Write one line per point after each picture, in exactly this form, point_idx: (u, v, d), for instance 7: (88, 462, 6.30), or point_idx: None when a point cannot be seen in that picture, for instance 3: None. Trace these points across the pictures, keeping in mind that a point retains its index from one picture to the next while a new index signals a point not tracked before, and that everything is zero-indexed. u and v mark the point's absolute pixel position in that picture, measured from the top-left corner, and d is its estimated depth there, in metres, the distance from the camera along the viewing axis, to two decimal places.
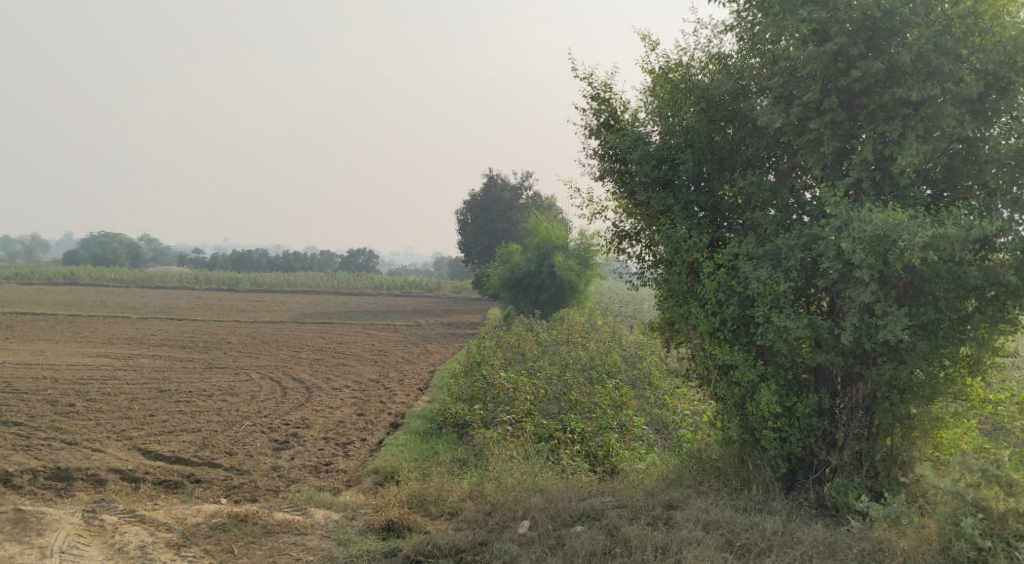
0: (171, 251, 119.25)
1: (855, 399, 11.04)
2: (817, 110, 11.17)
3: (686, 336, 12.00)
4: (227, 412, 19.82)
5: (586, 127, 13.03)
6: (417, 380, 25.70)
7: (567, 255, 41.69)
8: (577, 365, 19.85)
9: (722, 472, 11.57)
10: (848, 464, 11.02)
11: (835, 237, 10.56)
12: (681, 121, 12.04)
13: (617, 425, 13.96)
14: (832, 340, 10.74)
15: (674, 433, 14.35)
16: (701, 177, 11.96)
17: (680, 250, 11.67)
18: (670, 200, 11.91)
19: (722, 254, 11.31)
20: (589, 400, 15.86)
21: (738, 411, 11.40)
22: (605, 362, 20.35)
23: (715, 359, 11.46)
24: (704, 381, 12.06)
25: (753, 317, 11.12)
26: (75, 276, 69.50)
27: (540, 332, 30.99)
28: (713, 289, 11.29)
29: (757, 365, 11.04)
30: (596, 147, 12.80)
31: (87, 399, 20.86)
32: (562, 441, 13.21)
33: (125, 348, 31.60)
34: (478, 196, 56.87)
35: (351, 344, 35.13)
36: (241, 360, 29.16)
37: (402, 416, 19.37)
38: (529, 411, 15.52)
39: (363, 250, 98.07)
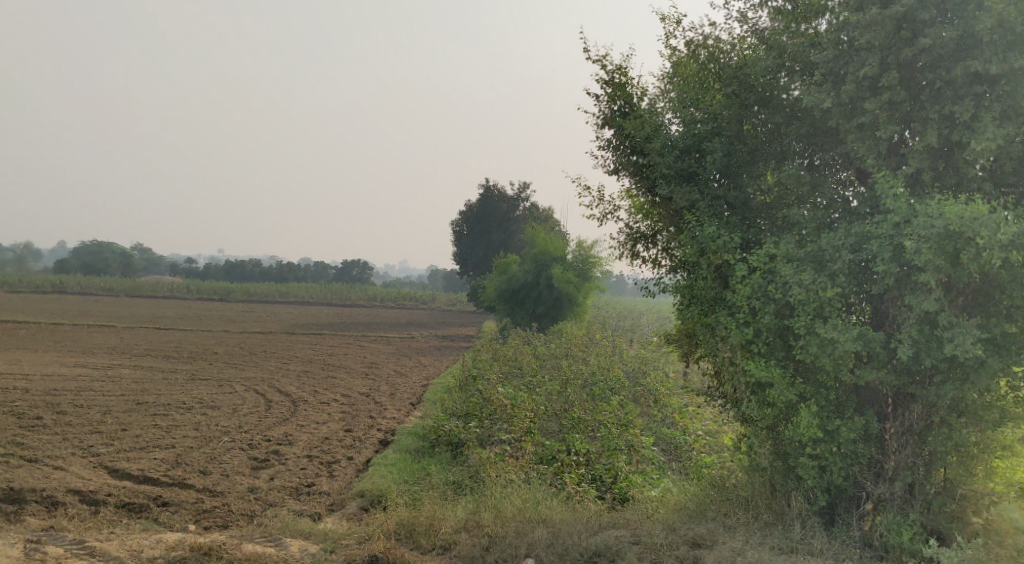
0: (165, 261, 117.96)
1: (907, 423, 9.92)
2: (874, 87, 10.10)
3: (711, 347, 11.01)
4: (206, 428, 18.64)
5: (600, 116, 12.19)
6: (410, 394, 24.49)
7: (565, 267, 40.63)
8: (580, 381, 18.69)
9: (751, 504, 10.50)
10: (899, 498, 9.91)
11: (893, 235, 9.65)
12: (707, 107, 11.16)
13: (624, 445, 12.80)
14: (885, 354, 9.77)
15: (686, 457, 13.19)
16: (729, 169, 11.00)
17: (708, 251, 10.68)
18: (696, 195, 11.02)
19: (757, 256, 10.31)
20: (592, 418, 14.66)
21: (771, 435, 10.42)
22: (610, 378, 19.18)
23: (747, 376, 10.44)
24: (730, 398, 11.05)
25: (791, 328, 10.15)
26: (63, 284, 68.24)
27: (538, 345, 29.86)
28: (746, 296, 10.32)
29: (795, 384, 10.05)
30: (611, 138, 11.96)
31: (56, 412, 19.71)
32: (566, 463, 12.03)
33: (106, 357, 30.37)
34: (474, 207, 55.88)
35: (342, 355, 33.96)
36: (226, 372, 27.99)
37: (393, 433, 18.18)
38: (528, 428, 14.36)
39: (357, 261, 96.90)
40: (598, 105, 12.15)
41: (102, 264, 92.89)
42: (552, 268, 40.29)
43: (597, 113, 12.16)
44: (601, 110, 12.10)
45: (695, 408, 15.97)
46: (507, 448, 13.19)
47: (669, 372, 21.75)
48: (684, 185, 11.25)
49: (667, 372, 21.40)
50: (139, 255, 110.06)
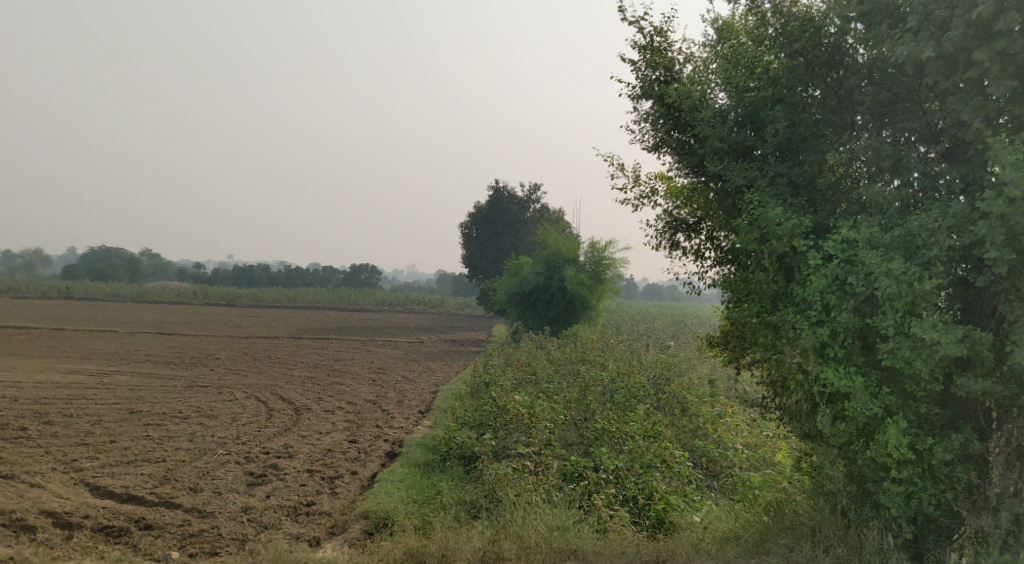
0: (175, 266, 117.10)
1: (1011, 445, 9.13)
2: (983, 33, 9.24)
3: (772, 345, 10.59)
4: (200, 439, 17.43)
5: (641, 84, 12.03)
6: (419, 401, 23.28)
7: (577, 269, 39.36)
8: (601, 390, 17.47)
9: (819, 536, 9.76)
10: (1007, 530, 9.06)
11: (1006, 212, 8.92)
12: (760, 74, 10.82)
13: (656, 459, 11.50)
14: (990, 359, 9.11)
15: (726, 475, 11.97)
16: (785, 147, 10.58)
17: (773, 237, 10.19)
18: (755, 173, 10.61)
19: (833, 242, 9.83)
20: (619, 428, 13.44)
21: (841, 453, 9.91)
22: (634, 386, 17.95)
23: (820, 382, 9.97)
24: (796, 405, 10.51)
25: (872, 329, 9.62)
26: (69, 288, 67.25)
27: (553, 350, 28.59)
28: (818, 290, 9.86)
29: (880, 395, 9.51)
30: (653, 109, 11.82)
31: (43, 422, 18.54)
32: (595, 483, 10.79)
33: (104, 364, 29.18)
34: (483, 209, 54.76)
35: (349, 361, 32.70)
36: (226, 379, 26.71)
37: (400, 444, 16.95)
38: (548, 440, 13.16)
39: (365, 266, 95.79)
40: (637, 72, 12.03)
41: (111, 269, 91.92)
42: (564, 270, 38.97)
43: (638, 80, 12.03)
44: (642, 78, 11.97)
45: (729, 418, 14.74)
46: (526, 462, 11.92)
47: (695, 379, 20.45)
48: (738, 160, 10.97)
49: (693, 379, 20.10)
50: (146, 261, 109.07)
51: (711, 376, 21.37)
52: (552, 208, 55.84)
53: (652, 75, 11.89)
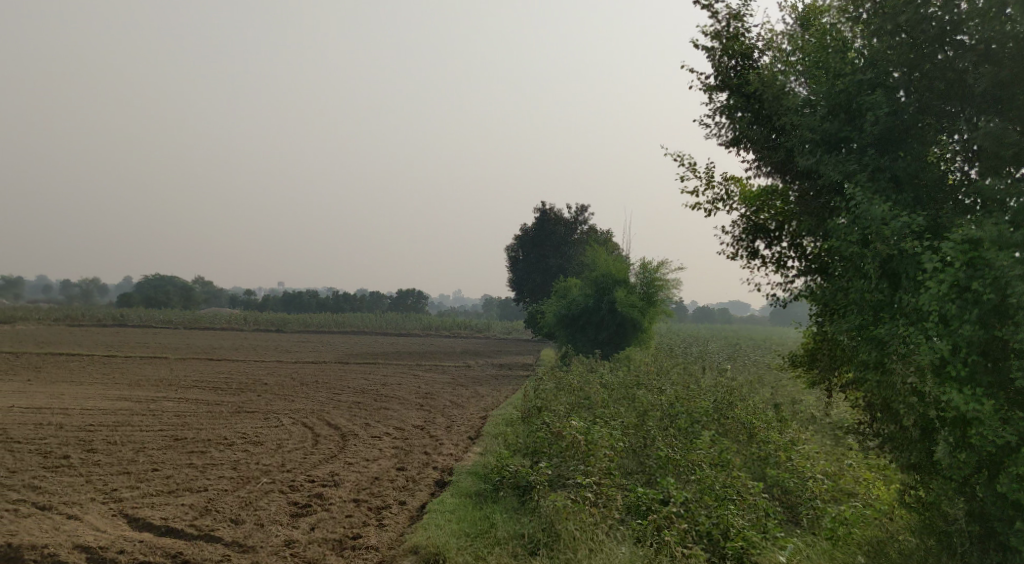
0: (225, 293, 117.79)
1: None
2: None
3: (875, 363, 10.62)
4: (244, 467, 16.84)
5: (720, 75, 13.18)
6: (469, 427, 22.58)
7: (628, 290, 38.49)
8: (662, 415, 16.66)
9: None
10: None
11: None
12: (852, 66, 11.51)
13: (728, 490, 10.65)
14: None
15: (807, 519, 11.31)
16: (883, 140, 11.24)
17: (884, 236, 10.44)
18: (854, 165, 11.22)
19: (954, 244, 9.93)
20: (682, 455, 12.64)
21: (962, 490, 9.98)
22: (695, 412, 17.12)
23: (937, 404, 10.00)
24: (905, 431, 10.51)
25: (998, 341, 9.79)
26: (123, 316, 67.66)
27: (607, 373, 27.78)
28: (936, 300, 9.99)
29: (1010, 417, 9.60)
30: (738, 100, 12.91)
31: (86, 450, 18.08)
32: (665, 516, 10.02)
33: (152, 390, 28.85)
34: (531, 231, 54.09)
35: (397, 386, 32.06)
36: (272, 404, 26.21)
37: (450, 472, 16.25)
38: (608, 468, 12.40)
39: (412, 290, 95.50)
40: (712, 60, 13.25)
41: (163, 296, 92.57)
42: (615, 291, 38.15)
43: (715, 69, 13.25)
44: (719, 65, 13.19)
45: (801, 445, 13.87)
46: (588, 492, 11.19)
47: (760, 405, 19.49)
48: (831, 152, 11.62)
49: (757, 405, 19.12)
50: (197, 287, 109.83)
51: (776, 402, 20.36)
52: (600, 230, 55.00)
53: (729, 63, 13.13)
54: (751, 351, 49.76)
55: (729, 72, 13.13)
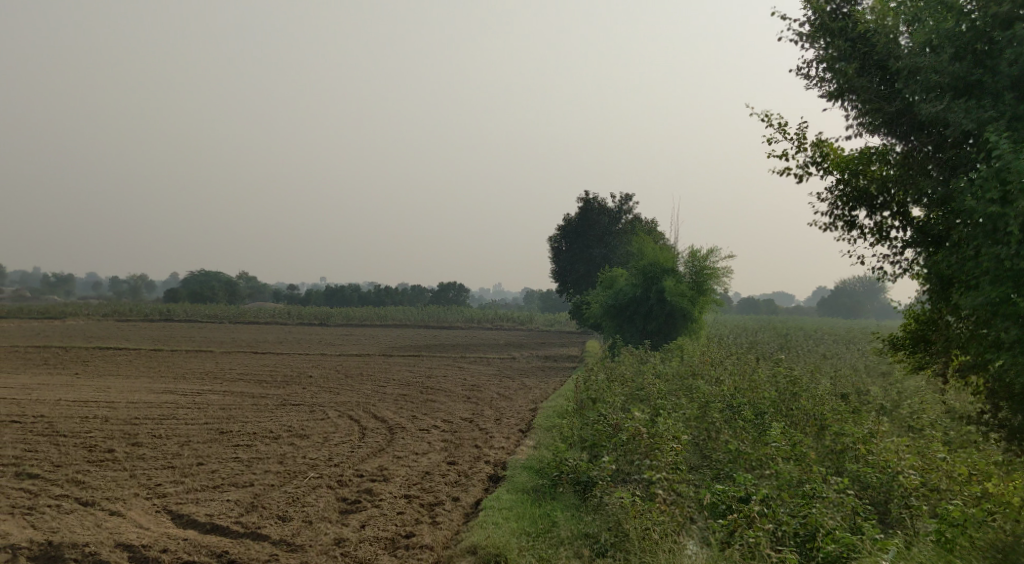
0: (269, 288, 118.32)
1: None
2: None
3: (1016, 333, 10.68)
4: (291, 462, 16.34)
5: (816, 22, 13.34)
6: (519, 419, 21.92)
7: (677, 278, 37.59)
8: (727, 407, 15.92)
9: None
10: None
11: None
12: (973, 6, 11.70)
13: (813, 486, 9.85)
14: None
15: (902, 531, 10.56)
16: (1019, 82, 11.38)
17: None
18: (990, 112, 11.36)
19: None
20: (758, 450, 12.04)
21: None
22: (761, 404, 16.33)
23: None
24: None
25: None
26: (170, 311, 67.94)
27: (659, 364, 27.00)
28: None
29: None
30: (839, 46, 13.05)
31: (130, 443, 17.71)
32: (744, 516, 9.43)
33: (198, 383, 28.51)
34: (575, 221, 53.26)
35: (442, 378, 31.46)
36: (318, 397, 25.74)
37: (503, 467, 15.63)
38: (675, 462, 11.73)
39: (454, 283, 95.04)
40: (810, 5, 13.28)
41: (208, 291, 93.05)
42: (663, 280, 37.27)
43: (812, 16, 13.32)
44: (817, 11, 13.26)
45: (879, 437, 13.07)
46: (662, 487, 10.56)
47: (827, 397, 18.59)
48: (959, 97, 11.80)
49: (824, 397, 18.22)
50: (242, 283, 110.63)
51: (842, 396, 19.42)
52: (645, 219, 53.97)
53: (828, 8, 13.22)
54: (801, 341, 48.42)
55: (827, 17, 13.26)
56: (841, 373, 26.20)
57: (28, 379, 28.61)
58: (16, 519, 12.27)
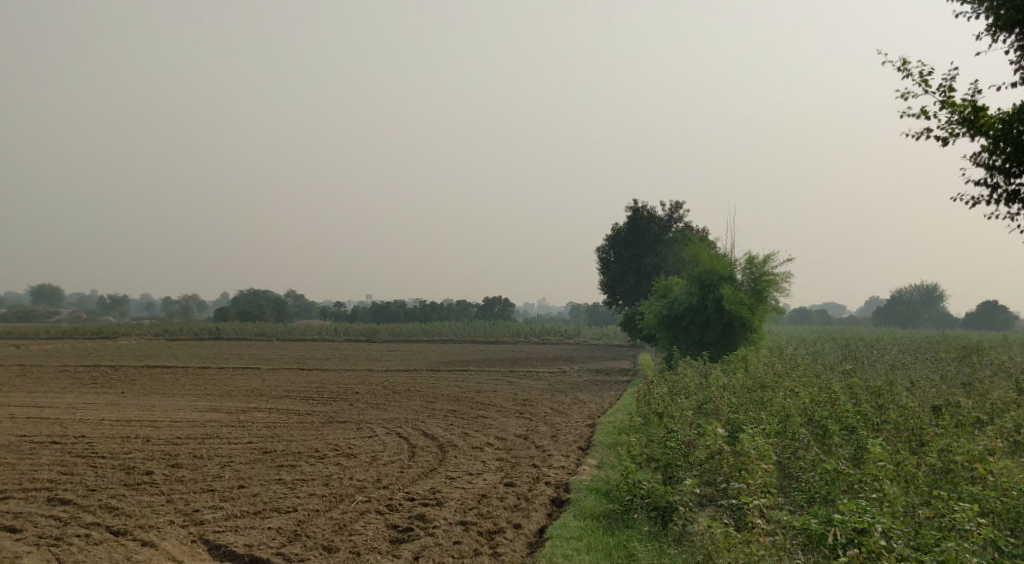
0: (316, 305, 118.22)
1: None
2: None
3: None
4: (337, 484, 15.25)
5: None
6: (576, 435, 20.74)
7: (735, 286, 36.12)
8: (809, 432, 14.79)
9: None
10: None
11: None
12: None
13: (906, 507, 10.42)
14: None
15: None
16: None
17: None
18: None
19: None
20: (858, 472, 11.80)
21: None
22: (846, 430, 15.24)
23: None
24: None
25: None
26: (219, 330, 67.63)
27: (722, 376, 25.69)
28: None
29: None
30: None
31: (170, 465, 16.74)
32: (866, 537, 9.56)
33: (242, 401, 27.60)
34: (624, 231, 51.87)
35: (492, 393, 30.30)
36: (366, 414, 24.68)
37: (566, 489, 14.55)
38: (766, 484, 11.23)
39: (499, 298, 94.05)
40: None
41: (255, 309, 92.89)
42: (720, 289, 35.85)
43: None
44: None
45: (997, 456, 12.64)
46: (765, 506, 10.55)
47: (914, 414, 17.30)
48: None
49: (910, 416, 16.94)
50: (289, 301, 110.85)
51: (929, 415, 18.05)
52: (696, 227, 52.45)
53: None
54: (864, 351, 46.55)
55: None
56: (917, 388, 24.71)
57: (73, 399, 27.88)
58: (41, 551, 11.37)
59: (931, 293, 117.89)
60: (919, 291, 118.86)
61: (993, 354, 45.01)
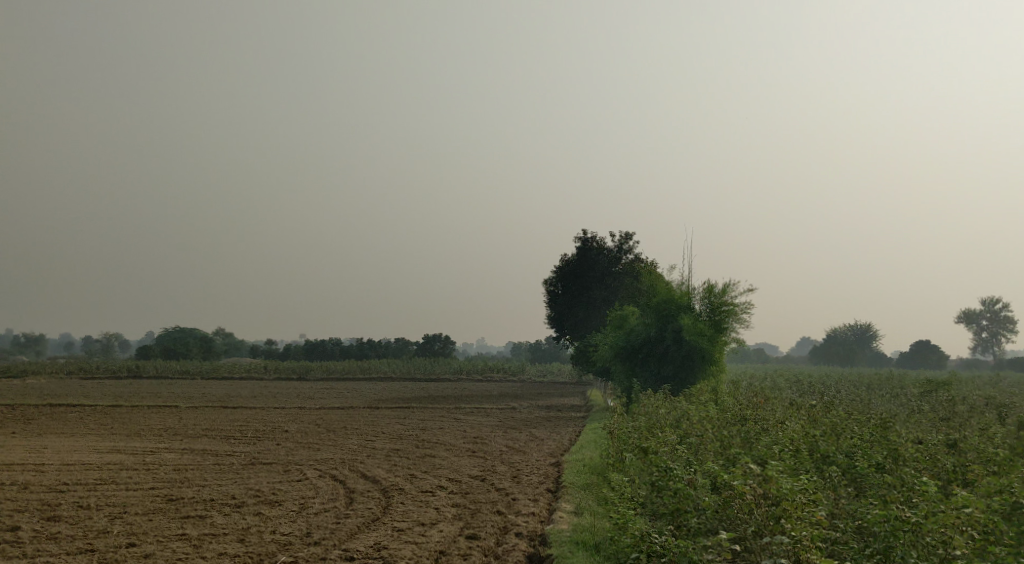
0: (245, 344, 113.56)
1: None
2: None
3: None
4: (255, 540, 12.17)
5: None
6: (541, 476, 17.86)
7: (695, 317, 33.66)
8: (837, 474, 12.12)
9: None
10: None
11: None
12: None
13: None
14: None
15: None
16: None
17: None
18: None
19: None
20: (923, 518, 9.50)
21: None
22: (878, 472, 12.68)
23: None
24: None
25: None
26: (139, 368, 63.31)
27: (696, 410, 23.05)
28: None
29: None
30: None
31: (45, 518, 13.44)
32: None
33: (154, 441, 24.16)
34: (573, 262, 49.26)
35: (438, 431, 27.26)
36: (295, 454, 21.51)
37: (543, 542, 11.88)
38: (815, 535, 8.96)
39: (440, 336, 90.96)
40: None
41: (181, 347, 88.29)
42: (679, 319, 33.41)
43: None
44: None
45: None
46: None
47: (937, 452, 14.83)
48: None
49: (935, 454, 14.44)
50: (218, 340, 106.27)
51: (950, 452, 15.61)
52: (648, 260, 50.04)
53: None
54: (819, 387, 44.50)
55: None
56: (908, 422, 22.41)
57: None
58: None
59: (864, 333, 117.08)
60: (854, 329, 117.88)
61: (956, 390, 43.23)
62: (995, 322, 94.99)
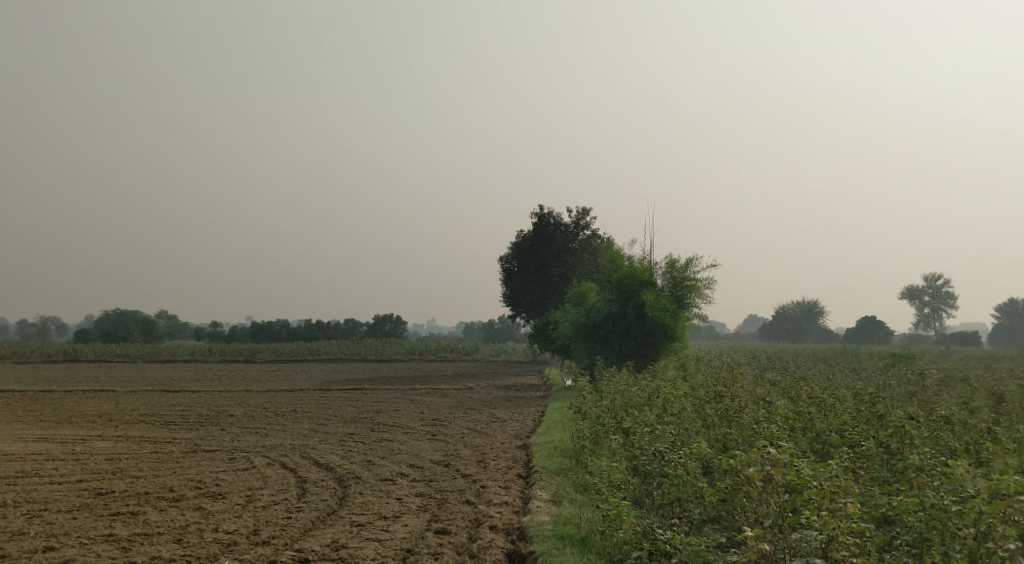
0: (190, 327, 110.52)
1: None
2: None
3: None
4: (195, 540, 10.67)
5: None
6: (509, 460, 16.55)
7: (657, 293, 32.51)
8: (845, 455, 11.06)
9: None
10: None
11: None
12: None
13: None
14: None
15: None
16: None
17: None
18: None
19: None
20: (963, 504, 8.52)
21: None
22: (885, 454, 11.63)
23: None
24: None
25: None
26: (77, 352, 60.66)
27: (668, 388, 21.91)
28: None
29: None
30: None
31: None
32: None
33: (86, 428, 22.36)
34: (529, 239, 47.88)
35: (393, 413, 25.81)
36: (241, 440, 19.95)
37: (523, 536, 10.63)
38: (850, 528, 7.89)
39: (390, 316, 89.02)
40: None
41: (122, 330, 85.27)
42: (642, 294, 32.22)
43: None
44: None
45: None
46: None
47: (937, 428, 13.81)
48: None
49: (938, 429, 13.45)
50: (162, 322, 103.08)
51: (948, 426, 14.61)
52: (605, 235, 48.81)
53: None
54: (778, 363, 43.85)
55: None
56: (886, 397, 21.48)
57: None
58: None
59: (813, 309, 117.55)
60: (802, 306, 118.27)
61: (916, 364, 42.77)
62: (939, 296, 95.73)
